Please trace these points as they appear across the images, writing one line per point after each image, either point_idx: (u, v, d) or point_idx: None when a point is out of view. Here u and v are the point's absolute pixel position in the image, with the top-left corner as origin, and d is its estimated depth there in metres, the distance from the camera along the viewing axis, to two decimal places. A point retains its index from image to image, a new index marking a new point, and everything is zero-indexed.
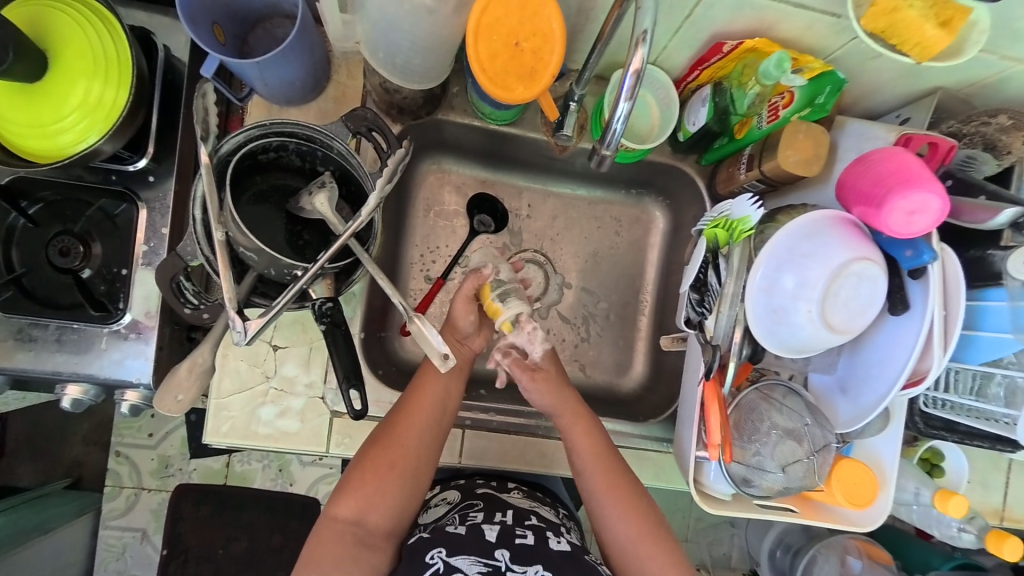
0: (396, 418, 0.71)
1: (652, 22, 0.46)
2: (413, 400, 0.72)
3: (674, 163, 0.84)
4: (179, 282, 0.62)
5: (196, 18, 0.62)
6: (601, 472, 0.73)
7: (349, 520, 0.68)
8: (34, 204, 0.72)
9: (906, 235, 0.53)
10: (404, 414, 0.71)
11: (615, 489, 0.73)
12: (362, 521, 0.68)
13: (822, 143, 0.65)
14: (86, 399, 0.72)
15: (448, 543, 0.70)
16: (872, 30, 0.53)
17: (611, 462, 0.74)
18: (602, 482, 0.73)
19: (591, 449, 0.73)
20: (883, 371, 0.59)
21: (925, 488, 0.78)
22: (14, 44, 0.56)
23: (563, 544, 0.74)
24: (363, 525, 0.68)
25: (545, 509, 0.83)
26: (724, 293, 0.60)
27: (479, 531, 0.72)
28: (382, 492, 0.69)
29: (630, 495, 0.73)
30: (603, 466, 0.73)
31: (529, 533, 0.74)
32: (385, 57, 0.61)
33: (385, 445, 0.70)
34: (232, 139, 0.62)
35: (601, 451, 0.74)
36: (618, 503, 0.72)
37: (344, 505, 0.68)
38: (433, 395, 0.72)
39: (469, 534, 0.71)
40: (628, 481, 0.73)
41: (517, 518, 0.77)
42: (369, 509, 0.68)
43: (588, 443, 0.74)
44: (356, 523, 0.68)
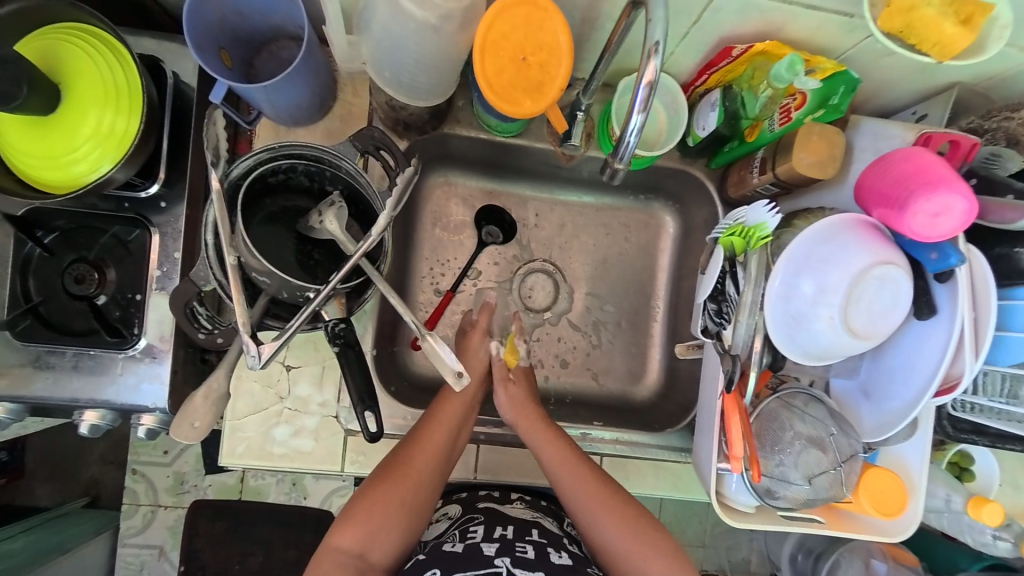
0: (403, 448, 0.71)
1: (663, 33, 0.45)
2: (427, 425, 0.71)
3: (684, 167, 0.82)
4: (193, 308, 0.62)
5: (203, 43, 0.64)
6: (567, 478, 0.73)
7: (351, 551, 0.67)
8: (49, 233, 0.73)
9: (931, 238, 0.51)
10: (418, 443, 0.70)
11: (590, 495, 0.72)
12: (365, 555, 0.67)
13: (837, 143, 0.63)
14: (103, 424, 0.72)
15: (444, 562, 0.69)
16: (887, 31, 0.51)
17: (578, 466, 0.73)
18: (577, 491, 0.72)
19: (564, 468, 0.73)
20: (911, 376, 0.58)
21: (955, 494, 0.76)
22: (27, 78, 0.58)
23: (565, 557, 0.72)
24: (366, 558, 0.67)
25: (547, 521, 0.80)
26: (743, 302, 0.58)
27: (477, 547, 0.70)
28: (385, 525, 0.68)
29: (602, 496, 0.72)
30: (575, 469, 0.73)
31: (529, 546, 0.72)
32: (391, 76, 0.60)
33: (387, 475, 0.69)
34: (242, 164, 0.62)
35: (577, 465, 0.73)
36: (605, 510, 0.72)
37: (345, 535, 0.67)
38: (446, 422, 0.72)
39: (468, 552, 0.70)
40: (615, 501, 0.72)
41: (518, 532, 0.74)
42: (373, 541, 0.68)
43: (560, 462, 0.73)
44: (359, 556, 0.67)
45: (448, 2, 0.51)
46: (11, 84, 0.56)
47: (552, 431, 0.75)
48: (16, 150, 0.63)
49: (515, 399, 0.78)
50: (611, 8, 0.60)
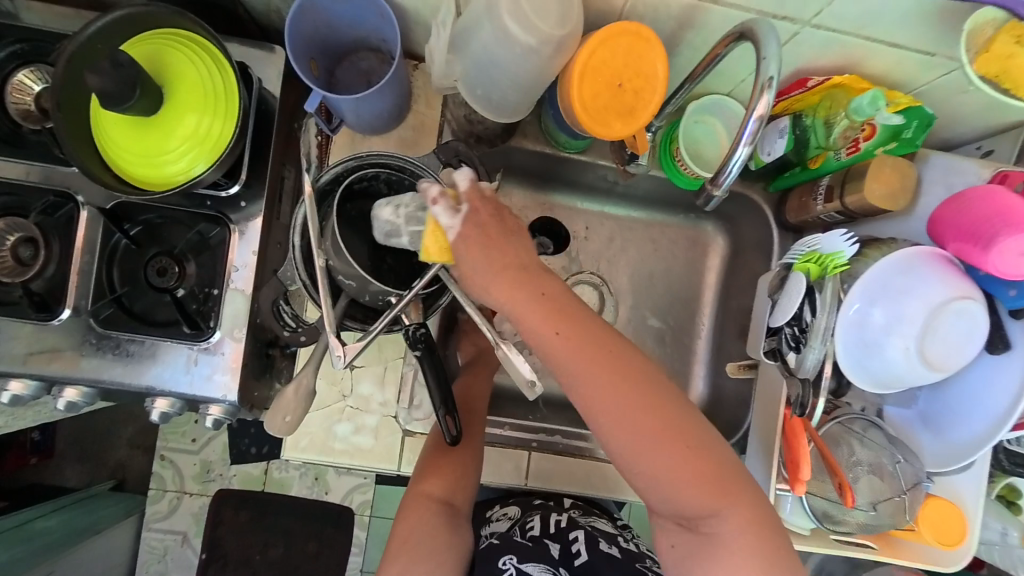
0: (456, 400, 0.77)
1: (777, 68, 0.46)
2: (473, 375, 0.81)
3: (742, 190, 0.84)
4: (279, 305, 0.66)
5: (299, 53, 0.67)
6: (608, 389, 0.49)
7: (439, 497, 0.69)
8: (135, 225, 0.76)
9: (1016, 276, 0.52)
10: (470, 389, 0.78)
11: (652, 430, 0.50)
12: (451, 499, 0.70)
13: (908, 176, 0.65)
14: (172, 411, 0.75)
15: (518, 551, 0.76)
16: (982, 75, 0.51)
17: (631, 381, 0.50)
18: (627, 412, 0.49)
19: (609, 387, 0.49)
20: (984, 408, 0.58)
21: (1011, 528, 0.78)
22: (138, 81, 0.61)
23: (614, 549, 0.78)
24: (453, 503, 0.70)
25: (600, 521, 0.86)
26: (815, 327, 0.58)
27: (541, 541, 0.78)
28: (462, 473, 0.71)
29: (670, 437, 0.50)
30: (640, 393, 0.50)
31: (582, 538, 0.79)
32: (482, 94, 0.62)
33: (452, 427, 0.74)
34: (331, 171, 0.65)
35: (627, 384, 0.50)
36: (661, 446, 0.50)
37: (429, 484, 0.70)
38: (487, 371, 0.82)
39: (533, 546, 0.77)
40: (686, 451, 0.50)
41: (574, 525, 0.81)
42: (455, 487, 0.70)
43: (589, 374, 0.49)
44: (446, 501, 0.70)
45: (551, 28, 0.53)
46: (125, 86, 0.60)
47: (596, 337, 0.50)
48: (114, 145, 0.67)
49: (502, 280, 0.51)
50: (695, 37, 0.62)
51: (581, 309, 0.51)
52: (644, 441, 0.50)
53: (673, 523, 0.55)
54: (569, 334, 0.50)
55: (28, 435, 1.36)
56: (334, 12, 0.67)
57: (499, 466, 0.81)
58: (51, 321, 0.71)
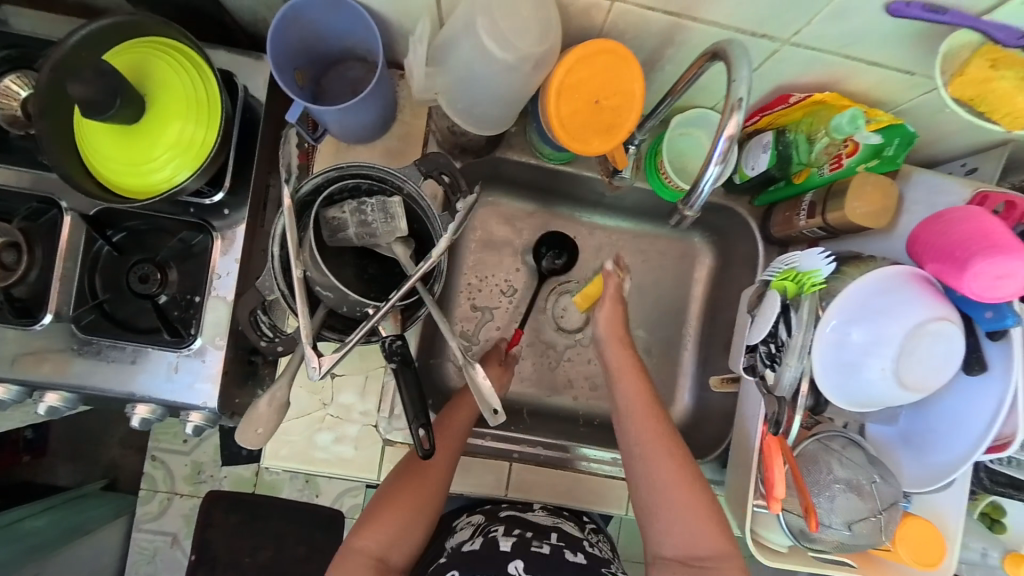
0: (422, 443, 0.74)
1: (747, 91, 0.47)
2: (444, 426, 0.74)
3: (728, 203, 0.84)
4: (256, 315, 0.66)
5: (281, 64, 0.67)
6: (649, 442, 0.69)
7: (373, 553, 0.68)
8: (118, 232, 0.77)
9: (992, 299, 0.52)
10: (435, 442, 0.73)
11: (676, 480, 0.67)
12: (385, 557, 0.68)
13: (890, 195, 0.65)
14: (153, 418, 0.75)
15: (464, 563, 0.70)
16: (959, 98, 0.50)
17: (669, 441, 0.69)
18: (654, 445, 0.69)
19: (647, 418, 0.70)
20: (961, 431, 0.58)
21: (993, 548, 0.78)
22: (121, 91, 0.61)
23: (580, 557, 0.74)
24: (386, 561, 0.68)
25: (568, 525, 0.81)
26: (792, 345, 0.59)
27: (495, 546, 0.72)
28: (403, 529, 0.70)
29: (691, 485, 0.66)
30: (649, 411, 0.71)
31: (545, 545, 0.73)
32: (463, 107, 0.61)
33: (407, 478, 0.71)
34: (312, 180, 0.64)
35: (661, 424, 0.70)
36: (676, 486, 0.66)
37: (367, 537, 0.68)
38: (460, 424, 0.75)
39: (486, 549, 0.72)
40: (705, 500, 0.66)
41: (537, 534, 0.75)
42: (393, 545, 0.69)
43: (638, 405, 0.71)
44: (380, 558, 0.68)
45: (529, 45, 0.53)
46: (107, 95, 0.60)
47: (648, 392, 0.72)
48: (97, 154, 0.66)
49: (625, 358, 0.75)
50: (677, 53, 0.62)
51: (643, 381, 0.73)
52: (673, 487, 0.66)
53: (675, 560, 0.66)
54: (628, 393, 0.72)
55: (20, 433, 1.36)
56: (319, 23, 0.67)
57: (481, 477, 0.81)
58: (33, 326, 0.70)
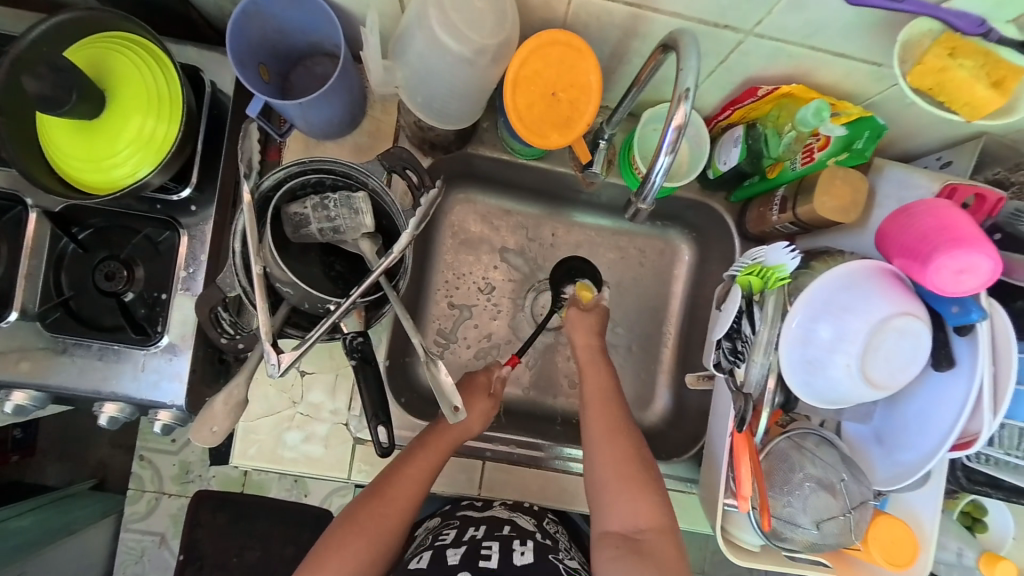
0: (379, 489, 0.70)
1: (694, 80, 0.46)
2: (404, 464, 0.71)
3: (703, 199, 0.83)
4: (217, 312, 0.65)
5: (244, 59, 0.66)
6: (598, 419, 0.72)
7: None
8: (84, 229, 0.75)
9: (954, 293, 0.51)
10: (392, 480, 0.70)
11: (621, 455, 0.70)
12: None
13: (861, 189, 0.63)
14: (122, 416, 0.74)
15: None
16: (917, 88, 0.50)
17: (616, 421, 0.72)
18: (598, 419, 0.72)
19: (598, 396, 0.74)
20: (928, 428, 0.57)
21: (968, 549, 0.75)
22: (77, 85, 0.61)
23: (527, 553, 0.72)
24: None
25: (523, 517, 0.80)
26: (758, 340, 0.58)
27: (442, 557, 0.72)
28: None
29: (632, 460, 0.69)
30: (598, 391, 0.74)
31: (494, 543, 0.73)
32: (423, 102, 0.61)
33: (360, 526, 0.68)
34: (273, 176, 0.64)
35: (608, 399, 0.74)
36: (614, 457, 0.70)
37: None
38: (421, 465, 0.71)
39: (432, 562, 0.72)
40: (644, 477, 0.69)
41: (488, 531, 0.76)
42: None
43: (598, 391, 0.74)
44: None
45: (484, 38, 0.53)
46: (61, 91, 0.59)
47: (606, 373, 0.76)
48: (59, 151, 0.66)
49: (587, 345, 0.78)
50: (641, 46, 0.61)
51: (606, 370, 0.77)
52: (618, 461, 0.69)
53: (618, 534, 0.67)
54: (589, 381, 0.76)
55: (11, 432, 1.34)
56: (283, 17, 0.66)
57: (452, 476, 0.80)
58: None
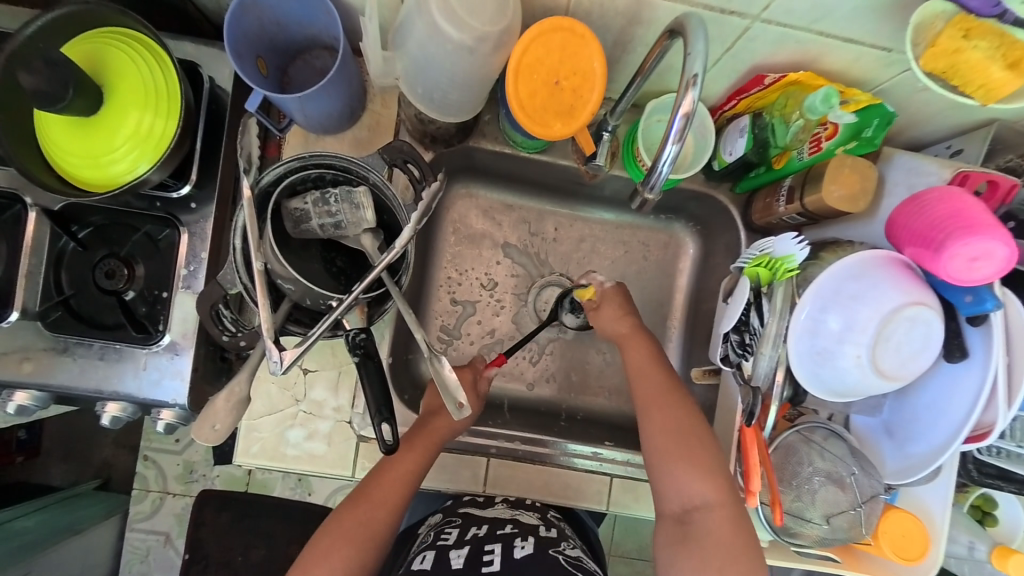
0: (365, 494, 0.70)
1: (702, 66, 0.45)
2: (387, 465, 0.71)
3: (707, 191, 0.82)
4: (218, 309, 0.64)
5: (242, 52, 0.65)
6: (642, 389, 0.69)
7: None
8: (84, 228, 0.75)
9: (968, 282, 0.50)
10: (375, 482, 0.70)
11: (672, 425, 0.65)
12: None
13: (869, 177, 0.62)
14: (124, 416, 0.73)
15: None
16: (930, 71, 0.48)
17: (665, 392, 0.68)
18: (644, 391, 0.69)
19: (644, 368, 0.71)
20: (940, 420, 0.56)
21: (978, 541, 0.75)
22: (74, 81, 0.60)
23: (528, 547, 0.73)
24: None
25: (526, 514, 0.80)
26: (766, 334, 0.57)
27: (445, 560, 0.71)
28: None
29: (684, 430, 0.64)
30: (643, 361, 0.72)
31: (496, 546, 0.73)
32: (423, 93, 0.60)
33: (347, 532, 0.68)
34: (272, 171, 0.63)
35: (653, 371, 0.71)
36: (662, 429, 0.65)
37: None
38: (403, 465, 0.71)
39: (436, 565, 0.71)
40: (700, 449, 0.63)
41: (490, 530, 0.75)
42: None
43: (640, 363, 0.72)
44: None
45: (486, 25, 0.52)
46: (58, 86, 0.58)
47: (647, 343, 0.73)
48: (57, 148, 0.65)
49: (622, 326, 0.76)
50: (645, 33, 0.60)
51: (647, 346, 0.73)
52: (666, 430, 0.65)
53: (672, 518, 0.62)
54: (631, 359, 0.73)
55: (14, 433, 1.35)
56: (282, 9, 0.65)
57: (457, 474, 0.79)
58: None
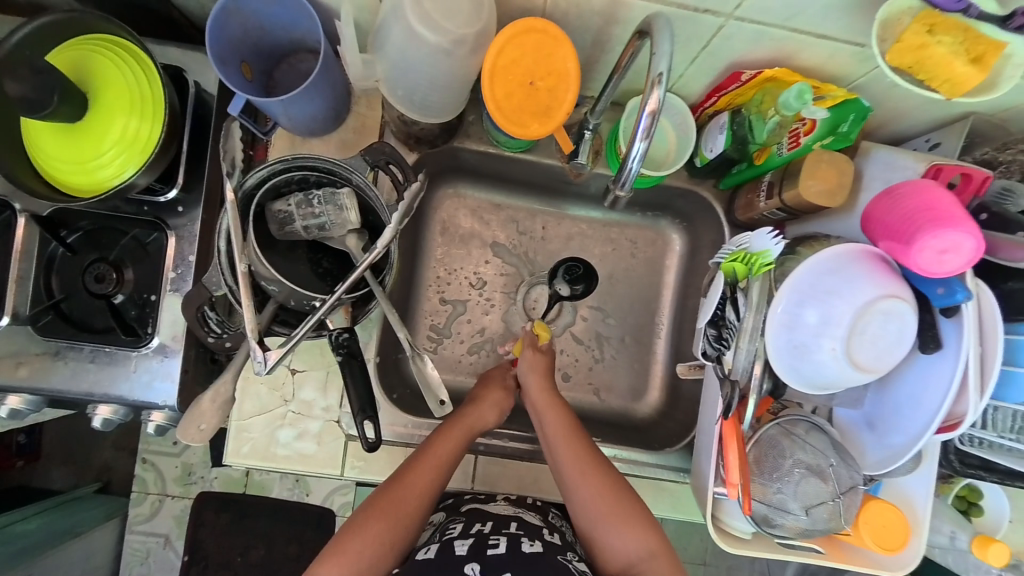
0: (398, 479, 0.70)
1: (667, 64, 0.46)
2: (426, 450, 0.71)
3: (691, 187, 0.82)
4: (204, 312, 0.65)
5: (225, 57, 0.66)
6: (568, 457, 0.71)
7: None
8: (73, 233, 0.76)
9: (938, 274, 0.50)
10: (414, 466, 0.70)
11: (602, 492, 0.69)
12: None
13: (847, 172, 0.63)
14: (116, 418, 0.75)
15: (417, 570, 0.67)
16: (897, 66, 0.49)
17: (591, 462, 0.70)
18: (565, 460, 0.71)
19: (562, 433, 0.72)
20: (916, 411, 0.57)
21: (961, 532, 0.75)
22: (59, 87, 0.61)
23: (535, 547, 0.70)
24: None
25: (529, 514, 0.77)
26: (744, 328, 0.58)
27: (450, 547, 0.69)
28: (370, 562, 0.66)
29: (613, 496, 0.69)
30: (563, 428, 0.73)
31: (502, 538, 0.70)
32: (403, 94, 0.61)
33: (380, 512, 0.67)
34: (256, 174, 0.64)
35: (571, 437, 0.72)
36: (595, 497, 0.69)
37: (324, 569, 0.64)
38: (444, 450, 0.71)
39: (440, 556, 0.68)
40: (630, 509, 0.69)
41: (495, 526, 0.72)
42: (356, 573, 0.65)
43: (560, 430, 0.73)
44: None
45: (461, 28, 0.53)
46: (43, 92, 0.59)
47: (556, 403, 0.75)
48: (44, 154, 0.66)
49: (543, 392, 0.76)
50: (622, 32, 0.61)
51: (564, 414, 0.74)
52: (598, 498, 0.69)
53: (618, 570, 0.69)
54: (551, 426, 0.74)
55: (14, 437, 1.36)
56: (264, 13, 0.66)
57: None
58: None
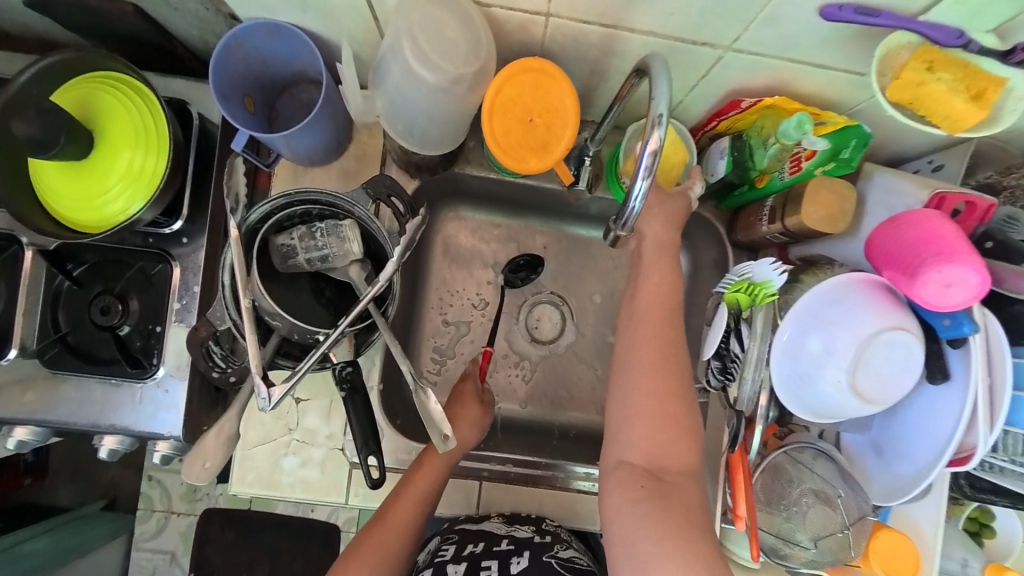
0: (381, 518, 0.70)
1: (667, 107, 0.46)
2: (404, 487, 0.72)
3: (692, 208, 0.82)
4: (208, 346, 0.65)
5: (227, 90, 0.66)
6: (651, 324, 0.61)
7: None
8: (79, 265, 0.76)
9: (942, 308, 0.50)
10: (395, 502, 0.71)
11: (662, 378, 0.58)
12: None
13: (848, 198, 0.63)
14: (121, 448, 0.74)
15: None
16: (897, 101, 0.50)
17: (670, 361, 0.59)
18: (648, 322, 0.61)
19: (657, 294, 0.62)
20: (925, 442, 0.56)
21: (972, 558, 0.73)
22: (65, 127, 0.62)
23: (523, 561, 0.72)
24: None
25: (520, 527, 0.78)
26: (749, 357, 0.58)
27: None
28: None
29: (671, 386, 0.58)
30: (660, 297, 0.62)
31: (493, 563, 0.72)
32: (402, 129, 0.61)
33: (362, 556, 0.67)
34: (259, 210, 0.65)
35: (665, 289, 0.62)
36: (654, 372, 0.59)
37: None
38: (420, 484, 0.72)
39: None
40: (682, 387, 0.58)
41: (486, 547, 0.74)
42: None
43: (656, 291, 0.62)
44: None
45: (459, 67, 0.53)
46: (50, 132, 0.60)
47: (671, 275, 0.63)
48: (52, 191, 0.67)
49: (657, 252, 0.64)
50: (620, 63, 0.61)
51: (667, 280, 0.63)
52: (652, 378, 0.59)
53: (639, 469, 0.56)
54: (648, 288, 0.63)
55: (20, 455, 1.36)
56: (264, 48, 0.66)
57: (450, 497, 0.82)
58: None
